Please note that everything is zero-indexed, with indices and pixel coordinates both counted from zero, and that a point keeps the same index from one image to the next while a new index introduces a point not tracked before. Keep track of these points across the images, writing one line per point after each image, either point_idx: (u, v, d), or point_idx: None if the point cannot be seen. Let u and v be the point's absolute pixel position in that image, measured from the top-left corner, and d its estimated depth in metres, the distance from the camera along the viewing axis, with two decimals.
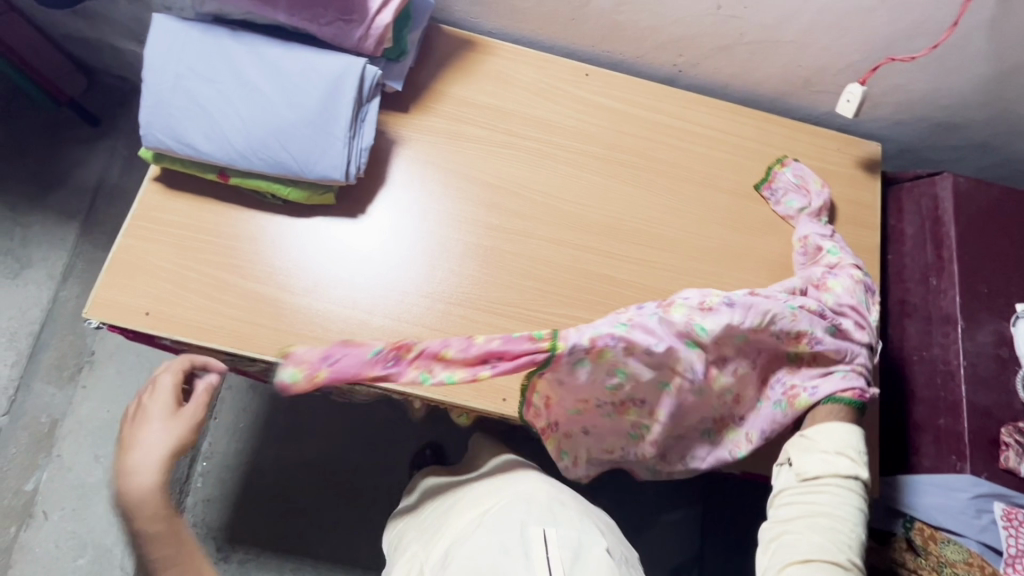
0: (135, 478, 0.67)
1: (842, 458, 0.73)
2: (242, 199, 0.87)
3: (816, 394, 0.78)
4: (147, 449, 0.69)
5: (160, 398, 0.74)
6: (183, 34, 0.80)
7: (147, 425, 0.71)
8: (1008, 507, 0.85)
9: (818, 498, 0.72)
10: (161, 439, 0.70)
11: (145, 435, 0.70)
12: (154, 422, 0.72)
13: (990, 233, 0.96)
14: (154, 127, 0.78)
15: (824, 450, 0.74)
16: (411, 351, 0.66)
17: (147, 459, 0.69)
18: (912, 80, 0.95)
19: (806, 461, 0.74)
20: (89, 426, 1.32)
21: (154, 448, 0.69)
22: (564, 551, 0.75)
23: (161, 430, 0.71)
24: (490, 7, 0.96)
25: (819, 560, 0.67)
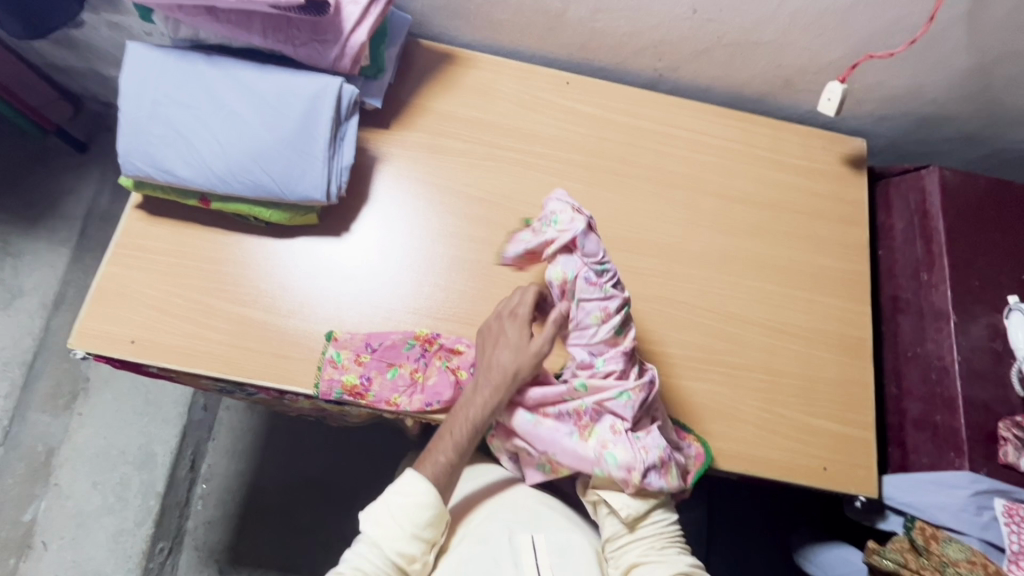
0: (470, 390, 0.78)
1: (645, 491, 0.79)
2: (226, 223, 0.87)
3: (605, 420, 0.77)
4: (485, 379, 0.78)
5: (516, 328, 0.78)
6: (160, 61, 0.80)
7: (506, 340, 0.78)
8: (1009, 503, 0.84)
9: (650, 528, 0.80)
10: (515, 359, 0.77)
11: (500, 364, 0.77)
12: (502, 346, 0.78)
13: (981, 225, 0.96)
14: (134, 155, 0.78)
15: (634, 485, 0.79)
16: (432, 345, 0.84)
17: (488, 376, 0.77)
18: (893, 76, 0.95)
19: (630, 504, 0.78)
20: (85, 453, 1.31)
21: (499, 362, 0.77)
22: (554, 557, 0.79)
23: (516, 350, 0.77)
24: (468, 20, 0.96)
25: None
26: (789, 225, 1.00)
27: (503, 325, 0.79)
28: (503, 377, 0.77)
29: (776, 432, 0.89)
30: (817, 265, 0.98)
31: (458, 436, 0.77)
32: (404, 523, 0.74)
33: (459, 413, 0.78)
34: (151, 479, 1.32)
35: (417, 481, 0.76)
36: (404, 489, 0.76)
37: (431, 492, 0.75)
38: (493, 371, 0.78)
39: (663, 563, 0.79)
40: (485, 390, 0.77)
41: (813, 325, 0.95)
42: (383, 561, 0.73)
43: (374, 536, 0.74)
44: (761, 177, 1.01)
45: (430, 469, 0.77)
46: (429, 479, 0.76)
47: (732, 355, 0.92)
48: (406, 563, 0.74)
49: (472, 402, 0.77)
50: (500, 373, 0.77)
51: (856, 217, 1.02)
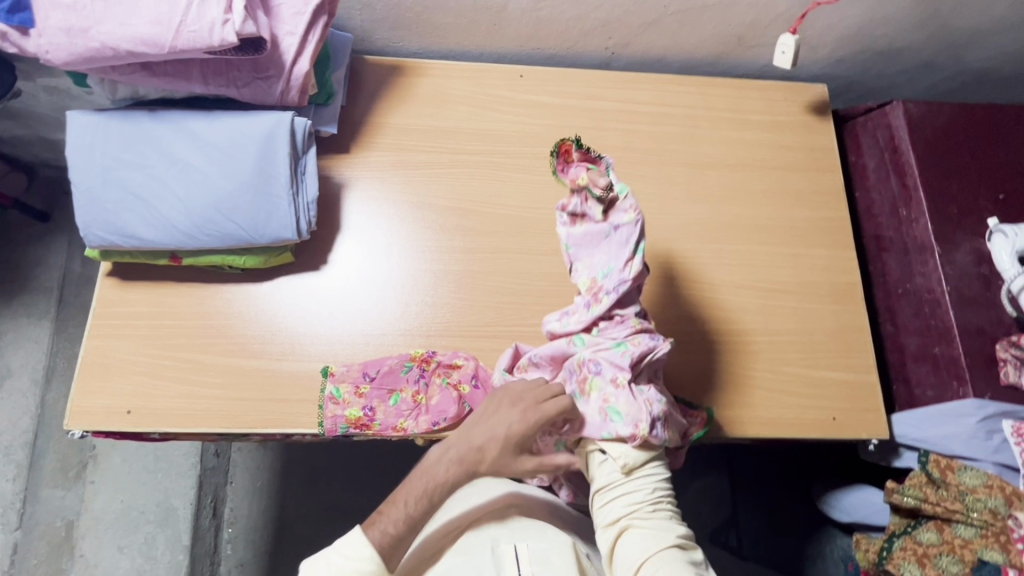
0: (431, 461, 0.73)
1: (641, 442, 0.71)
2: (202, 275, 0.85)
3: (601, 372, 0.74)
4: (458, 454, 0.73)
5: (501, 417, 0.73)
6: (103, 126, 0.77)
7: (485, 430, 0.73)
8: (1016, 423, 0.85)
9: (644, 486, 0.71)
10: (490, 453, 0.72)
11: (475, 441, 0.73)
12: (482, 427, 0.73)
13: (951, 152, 0.96)
14: (94, 226, 0.77)
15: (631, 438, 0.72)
16: (429, 365, 0.84)
17: (458, 455, 0.72)
18: (844, 17, 0.94)
19: (630, 452, 0.71)
20: (104, 520, 1.30)
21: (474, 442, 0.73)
22: (537, 567, 0.75)
23: (494, 442, 0.72)
24: (411, 28, 0.94)
25: (666, 546, 0.68)
26: (764, 182, 1.00)
27: (503, 415, 0.73)
28: (470, 462, 0.72)
29: (783, 390, 0.89)
30: (797, 218, 0.98)
31: (412, 507, 0.72)
32: None
33: (416, 484, 0.73)
34: (175, 534, 1.31)
35: (362, 546, 0.70)
36: (344, 552, 0.70)
37: (373, 560, 0.70)
38: (467, 447, 0.72)
39: (652, 529, 0.69)
40: (452, 470, 0.72)
41: (802, 278, 0.95)
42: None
43: None
44: (729, 139, 1.01)
45: (377, 534, 0.71)
46: (374, 545, 0.70)
47: (727, 322, 0.92)
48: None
49: (431, 478, 0.72)
50: (475, 460, 0.72)
51: (828, 163, 1.02)
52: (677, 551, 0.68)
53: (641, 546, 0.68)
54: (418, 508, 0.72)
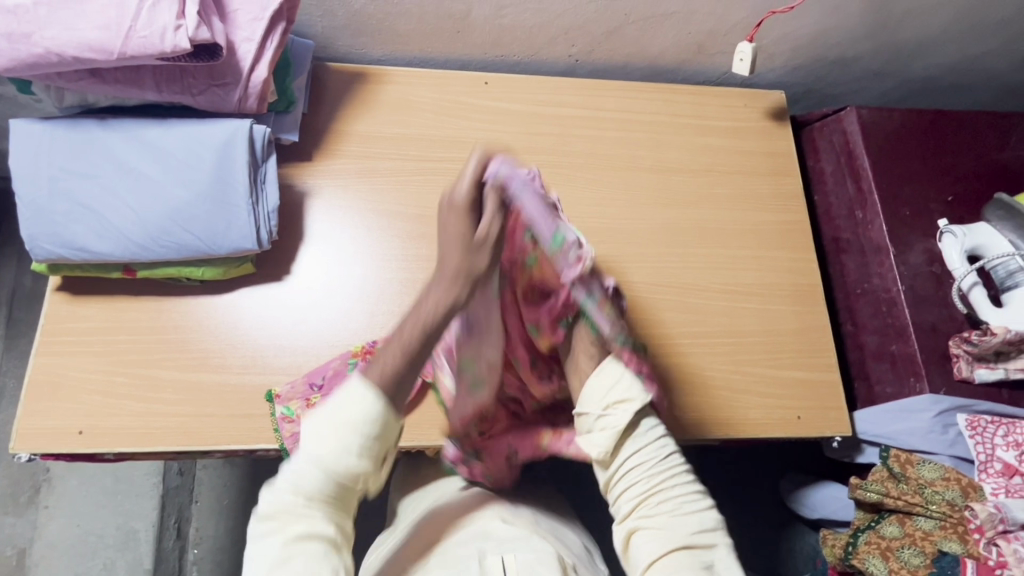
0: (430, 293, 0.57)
1: (620, 410, 0.61)
2: (159, 288, 0.82)
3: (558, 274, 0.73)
4: (447, 268, 0.57)
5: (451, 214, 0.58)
6: (49, 135, 0.74)
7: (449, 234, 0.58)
8: (971, 416, 0.88)
9: (630, 470, 0.61)
10: (462, 258, 0.57)
11: (471, 270, 0.57)
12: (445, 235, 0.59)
13: (902, 156, 0.99)
14: (41, 238, 0.73)
15: (600, 418, 0.62)
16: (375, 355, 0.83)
17: (444, 270, 0.57)
18: (798, 26, 0.97)
19: (598, 437, 0.62)
20: (60, 546, 1.25)
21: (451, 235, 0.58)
22: None
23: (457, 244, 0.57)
24: (373, 35, 0.93)
25: (673, 548, 0.57)
26: (727, 187, 1.02)
27: (456, 215, 0.58)
28: (456, 277, 0.57)
29: (748, 391, 0.91)
30: (759, 221, 1.00)
31: (405, 347, 0.55)
32: (325, 454, 0.53)
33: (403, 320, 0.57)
34: (137, 557, 1.27)
35: (359, 392, 0.54)
36: (336, 411, 0.54)
37: (376, 400, 0.54)
38: (456, 266, 0.57)
39: (659, 529, 0.58)
40: (439, 295, 0.56)
41: (765, 280, 0.97)
42: (327, 481, 0.54)
43: (300, 463, 0.54)
44: (692, 145, 1.03)
45: (377, 375, 0.55)
46: (378, 385, 0.55)
47: (694, 325, 0.93)
48: (354, 483, 0.55)
49: (424, 298, 0.57)
50: (459, 269, 0.57)
51: (787, 167, 1.04)
52: (688, 553, 0.57)
53: (646, 551, 0.58)
54: (412, 355, 0.56)
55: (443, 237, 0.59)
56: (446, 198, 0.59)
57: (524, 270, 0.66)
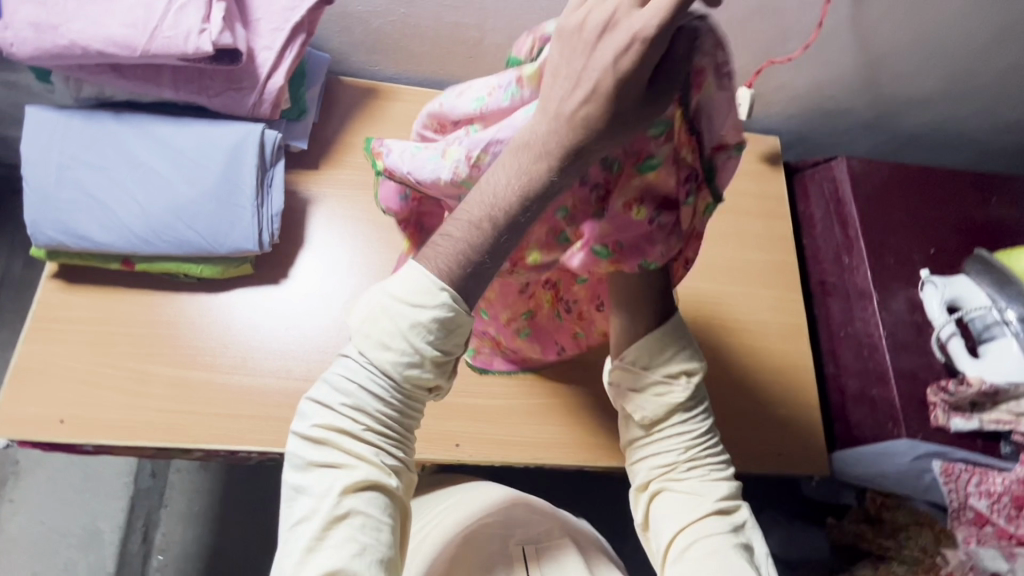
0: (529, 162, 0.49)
1: (675, 385, 0.66)
2: (155, 283, 0.83)
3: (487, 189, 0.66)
4: (548, 131, 0.49)
5: (594, 48, 0.48)
6: (64, 124, 0.76)
7: (580, 69, 0.48)
8: (947, 464, 0.87)
9: (669, 435, 0.66)
10: (584, 107, 0.48)
11: (576, 148, 0.48)
12: (578, 73, 0.48)
13: (888, 207, 1.03)
14: (43, 224, 0.74)
15: (650, 383, 0.66)
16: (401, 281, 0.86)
17: (557, 124, 0.49)
18: (795, 77, 1.01)
19: (645, 405, 0.66)
20: (20, 543, 1.21)
21: (579, 89, 0.48)
22: None
23: (592, 76, 0.47)
24: (387, 54, 0.96)
25: (705, 514, 0.63)
26: (720, 224, 1.05)
27: (591, 58, 0.48)
28: (561, 129, 0.49)
29: (731, 425, 0.92)
30: (749, 260, 1.03)
31: (488, 221, 0.50)
32: (400, 327, 0.52)
33: (486, 195, 0.51)
34: (99, 559, 1.23)
35: (431, 285, 0.51)
36: (404, 290, 0.52)
37: (449, 295, 0.51)
38: (553, 137, 0.49)
39: (688, 494, 0.65)
40: (543, 166, 0.49)
41: (752, 317, 0.99)
42: (392, 393, 0.54)
43: (370, 349, 0.53)
44: None
45: (448, 261, 0.51)
46: (435, 273, 0.52)
47: None
48: (420, 392, 0.56)
49: (498, 174, 0.51)
50: (570, 135, 0.48)
51: (779, 210, 1.08)
52: (717, 519, 0.63)
53: (676, 515, 0.64)
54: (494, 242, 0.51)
55: (547, 86, 0.50)
56: (608, 17, 0.48)
57: (631, 170, 0.55)
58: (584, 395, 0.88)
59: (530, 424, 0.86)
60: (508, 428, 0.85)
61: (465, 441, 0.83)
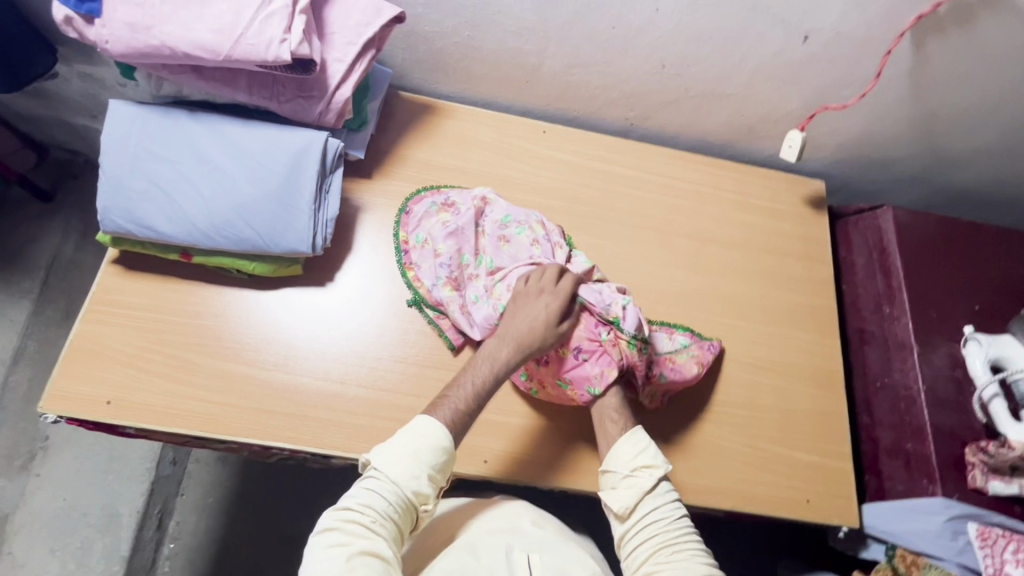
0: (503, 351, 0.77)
1: (639, 473, 0.75)
2: (208, 276, 0.85)
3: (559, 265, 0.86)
4: (514, 333, 0.78)
5: (539, 293, 0.80)
6: (141, 118, 0.79)
7: (531, 300, 0.80)
8: (981, 527, 0.87)
9: (646, 526, 0.73)
10: (537, 328, 0.78)
11: (535, 338, 0.77)
12: (533, 307, 0.79)
13: (934, 260, 1.02)
14: (113, 212, 0.77)
15: (623, 478, 0.75)
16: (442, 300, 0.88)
17: (513, 336, 0.78)
18: (847, 124, 1.02)
19: (620, 495, 0.75)
20: (42, 518, 1.24)
21: (537, 316, 0.78)
22: None
23: (542, 310, 0.79)
24: (447, 73, 0.99)
25: None
26: (760, 264, 1.05)
27: (537, 301, 0.79)
28: (521, 339, 0.77)
29: (760, 466, 0.91)
30: (788, 301, 1.03)
31: (479, 386, 0.75)
32: (415, 462, 0.68)
33: (474, 371, 0.76)
34: (114, 543, 1.25)
35: (439, 436, 0.70)
36: (417, 431, 0.70)
37: (445, 436, 0.70)
38: (521, 335, 0.77)
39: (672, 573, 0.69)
40: (511, 351, 0.77)
41: (787, 360, 0.99)
42: (397, 497, 0.68)
43: (386, 474, 0.68)
44: (730, 219, 1.06)
45: (446, 414, 0.72)
46: (447, 428, 0.71)
47: (715, 392, 0.94)
48: (419, 503, 0.69)
49: (493, 360, 0.76)
50: (529, 340, 0.77)
51: (820, 254, 1.08)
52: None
53: None
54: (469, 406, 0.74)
55: (506, 316, 0.80)
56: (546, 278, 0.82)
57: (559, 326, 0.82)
58: None
59: (559, 447, 0.86)
60: (535, 449, 0.85)
61: (492, 458, 0.83)
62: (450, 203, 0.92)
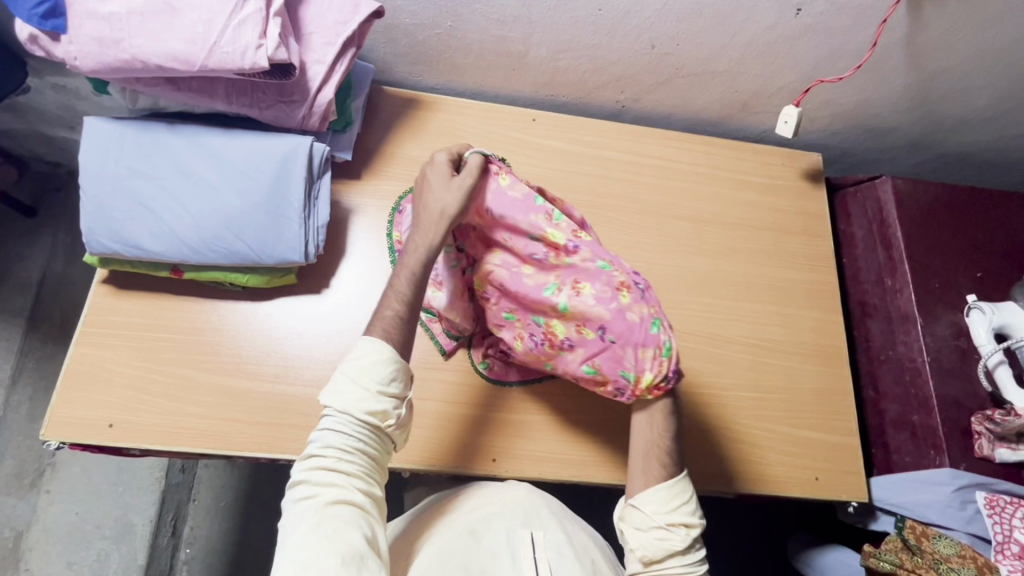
0: (420, 246, 0.73)
1: (676, 532, 0.71)
2: (201, 290, 0.84)
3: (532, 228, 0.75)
4: (423, 228, 0.74)
5: (433, 172, 0.75)
6: (119, 134, 0.77)
7: (429, 186, 0.74)
8: (989, 494, 0.87)
9: None
10: (443, 207, 0.73)
11: (439, 207, 0.73)
12: (434, 192, 0.74)
13: (934, 229, 1.01)
14: (98, 233, 0.75)
15: (656, 528, 0.71)
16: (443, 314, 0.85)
17: (426, 228, 0.73)
18: (843, 94, 1.00)
19: (649, 545, 0.71)
20: (57, 532, 1.24)
21: (437, 196, 0.73)
22: (553, 553, 0.71)
23: (440, 191, 0.73)
24: (431, 65, 0.96)
25: None
26: (759, 242, 1.03)
27: (430, 183, 0.74)
28: (437, 227, 0.73)
29: (767, 447, 0.91)
30: (788, 279, 1.02)
31: (405, 288, 0.72)
32: (361, 382, 0.66)
33: (399, 279, 0.73)
34: (131, 552, 1.26)
35: (378, 350, 0.68)
36: (355, 354, 0.68)
37: (383, 346, 0.68)
38: (432, 225, 0.73)
39: None
40: (424, 247, 0.73)
41: (791, 338, 0.98)
42: (353, 427, 0.65)
43: (336, 405, 0.66)
44: (727, 198, 1.05)
45: (382, 333, 0.70)
46: (383, 339, 0.69)
47: (718, 375, 0.94)
48: (379, 421, 0.66)
49: (409, 261, 0.73)
50: (439, 224, 0.73)
51: (819, 229, 1.06)
52: None
53: None
54: (409, 311, 0.72)
55: (416, 206, 0.76)
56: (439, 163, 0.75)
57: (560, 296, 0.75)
58: (619, 413, 0.88)
59: (566, 441, 0.86)
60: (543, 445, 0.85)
61: (501, 455, 0.84)
62: None
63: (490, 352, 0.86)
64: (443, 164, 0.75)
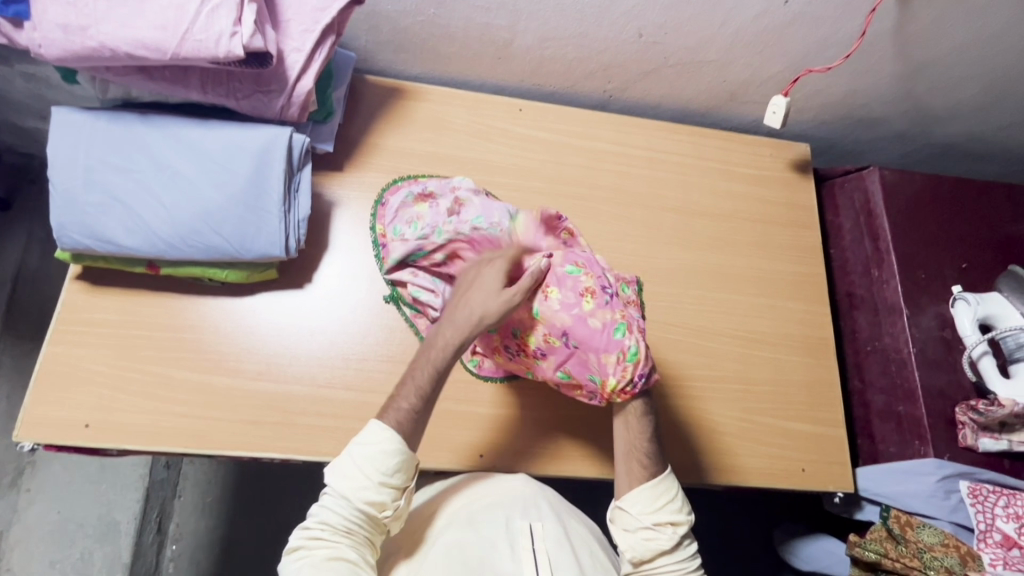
0: (450, 341, 0.72)
1: (665, 531, 0.72)
2: (179, 286, 0.82)
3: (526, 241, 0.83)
4: (457, 321, 0.73)
5: (483, 278, 0.75)
6: (90, 125, 0.74)
7: (475, 290, 0.74)
8: (972, 484, 0.88)
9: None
10: (485, 310, 0.72)
11: (478, 311, 0.72)
12: (479, 296, 0.74)
13: (921, 220, 1.01)
14: (69, 227, 0.73)
15: (643, 527, 0.72)
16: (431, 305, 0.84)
17: (462, 322, 0.73)
18: (831, 84, 0.99)
19: (638, 545, 0.72)
20: (39, 531, 1.22)
21: (480, 299, 0.73)
22: (552, 544, 0.72)
23: (485, 298, 0.73)
24: (414, 53, 0.94)
25: None
26: (747, 233, 1.03)
27: (478, 286, 0.75)
28: (471, 325, 0.72)
29: (755, 439, 0.91)
30: (776, 271, 1.02)
31: (425, 377, 0.71)
32: (366, 471, 0.65)
33: (420, 363, 0.72)
34: (116, 551, 1.24)
35: (386, 441, 0.66)
36: (363, 440, 0.66)
37: (395, 437, 0.66)
38: (468, 320, 0.72)
39: None
40: (454, 337, 0.72)
41: (778, 330, 0.98)
42: (353, 511, 0.65)
43: (340, 488, 0.65)
44: (716, 189, 1.04)
45: (393, 417, 0.68)
46: (395, 428, 0.67)
47: (706, 368, 0.93)
48: (376, 512, 0.66)
49: (435, 347, 0.72)
50: (475, 325, 0.72)
51: (807, 220, 1.06)
52: None
53: None
54: (424, 401, 0.70)
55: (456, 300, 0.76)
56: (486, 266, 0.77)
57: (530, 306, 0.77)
58: (607, 407, 0.88)
59: (553, 436, 0.85)
60: (530, 440, 0.84)
61: (489, 452, 0.83)
62: (427, 193, 0.88)
63: (479, 349, 0.85)
64: (495, 279, 0.75)
